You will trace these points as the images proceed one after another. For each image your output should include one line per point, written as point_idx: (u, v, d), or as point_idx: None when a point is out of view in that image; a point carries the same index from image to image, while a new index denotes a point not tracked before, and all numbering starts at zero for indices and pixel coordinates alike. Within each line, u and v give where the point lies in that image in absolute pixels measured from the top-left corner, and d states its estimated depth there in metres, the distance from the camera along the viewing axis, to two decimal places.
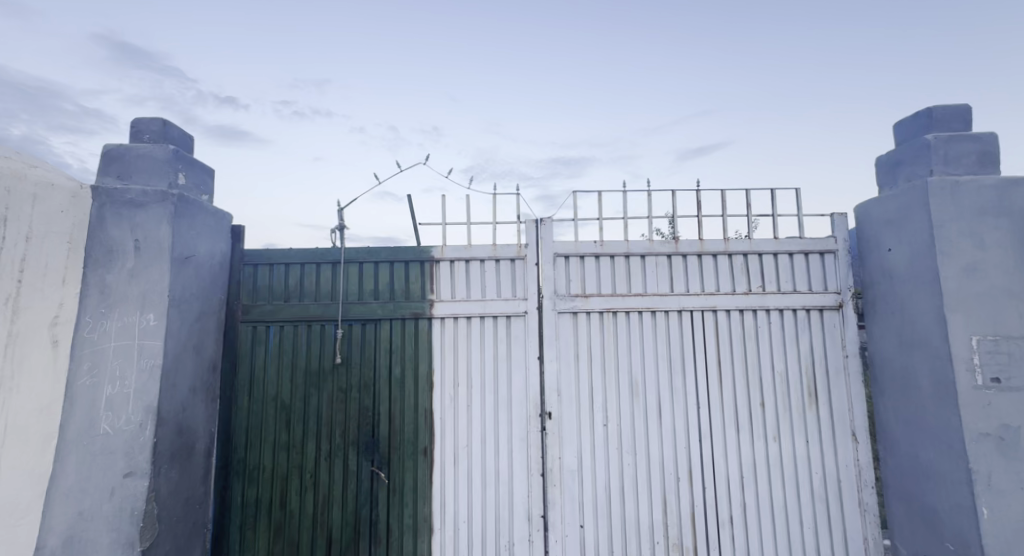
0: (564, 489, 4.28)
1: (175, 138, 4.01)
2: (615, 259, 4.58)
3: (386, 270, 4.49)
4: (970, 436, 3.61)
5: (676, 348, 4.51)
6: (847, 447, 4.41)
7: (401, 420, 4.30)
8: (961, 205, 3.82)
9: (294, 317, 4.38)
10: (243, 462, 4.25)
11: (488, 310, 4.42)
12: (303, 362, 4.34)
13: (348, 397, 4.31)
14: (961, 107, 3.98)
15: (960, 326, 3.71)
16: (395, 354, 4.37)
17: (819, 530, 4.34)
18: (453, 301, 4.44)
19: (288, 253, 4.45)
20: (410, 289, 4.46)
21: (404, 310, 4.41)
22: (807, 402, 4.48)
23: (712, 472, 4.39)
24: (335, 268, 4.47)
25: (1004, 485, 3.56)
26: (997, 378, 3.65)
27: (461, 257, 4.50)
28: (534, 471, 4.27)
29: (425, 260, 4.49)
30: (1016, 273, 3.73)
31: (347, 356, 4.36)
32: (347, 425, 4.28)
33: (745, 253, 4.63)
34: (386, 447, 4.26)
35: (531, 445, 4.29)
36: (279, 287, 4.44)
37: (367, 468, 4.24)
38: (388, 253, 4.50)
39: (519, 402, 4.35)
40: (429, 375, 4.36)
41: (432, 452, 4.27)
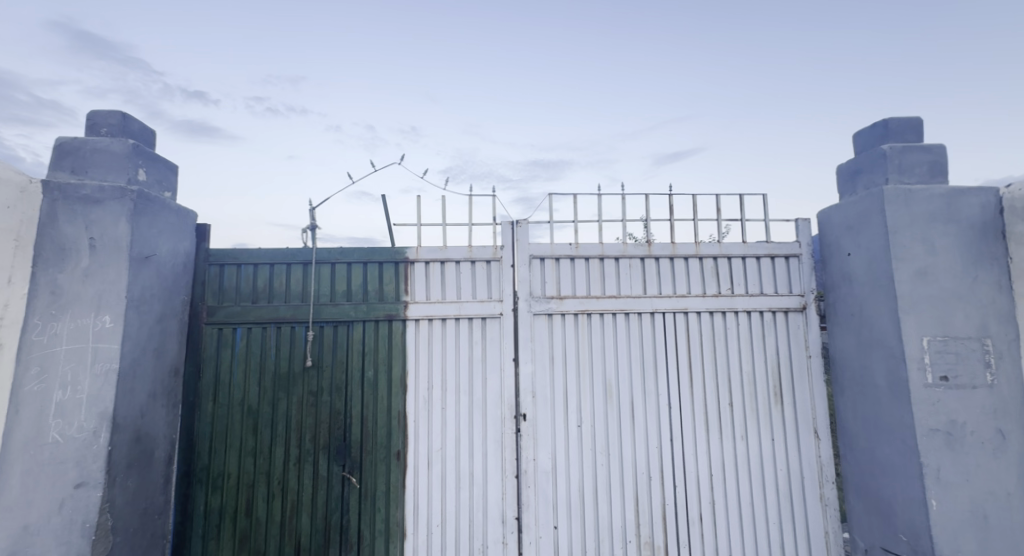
0: (539, 491, 4.32)
1: (135, 132, 3.91)
2: (589, 261, 4.65)
3: (359, 271, 4.46)
4: (921, 432, 3.79)
5: (648, 350, 4.60)
6: (810, 444, 4.59)
7: (373, 423, 4.27)
8: (914, 212, 4.01)
9: (263, 318, 4.31)
10: (206, 469, 4.15)
11: (463, 312, 4.43)
12: (272, 365, 4.28)
13: (319, 400, 4.26)
14: (914, 120, 4.18)
15: (913, 327, 3.89)
16: (368, 356, 4.34)
17: (784, 526, 4.49)
18: (427, 302, 4.44)
19: (258, 253, 4.38)
20: (384, 290, 4.44)
21: (377, 312, 4.39)
22: (773, 401, 4.63)
23: (684, 471, 4.49)
24: (307, 268, 4.42)
25: (952, 478, 3.75)
26: (946, 376, 3.84)
27: (436, 258, 4.50)
28: (509, 473, 4.30)
29: (400, 261, 4.47)
30: (964, 276, 3.93)
31: (318, 359, 4.31)
32: (318, 429, 4.23)
33: (716, 257, 4.76)
34: (358, 451, 4.23)
35: (505, 447, 4.32)
36: (247, 288, 4.36)
37: (338, 473, 4.20)
38: (362, 254, 4.47)
39: (494, 404, 4.38)
40: (403, 378, 4.34)
41: (405, 456, 4.25)
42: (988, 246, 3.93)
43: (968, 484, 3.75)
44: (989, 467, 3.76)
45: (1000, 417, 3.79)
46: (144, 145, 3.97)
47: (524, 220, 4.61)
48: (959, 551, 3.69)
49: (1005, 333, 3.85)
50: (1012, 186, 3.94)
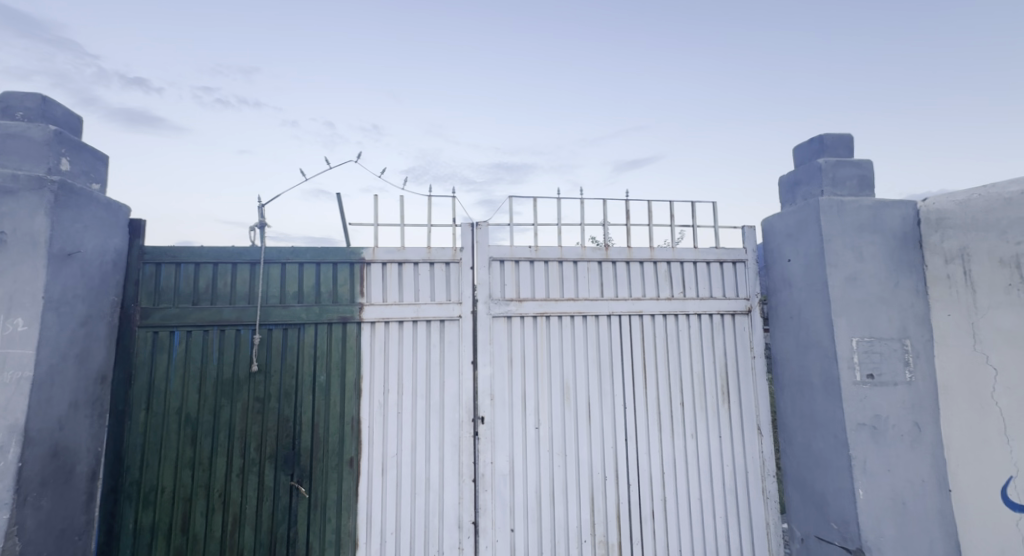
0: (496, 493, 4.41)
1: (56, 117, 3.76)
2: (548, 264, 4.78)
3: (312, 272, 4.43)
4: (850, 426, 4.10)
5: (604, 352, 4.77)
6: (753, 440, 4.88)
7: (325, 428, 4.26)
8: (845, 222, 4.33)
9: (206, 320, 4.22)
10: (136, 483, 4.02)
11: (420, 314, 4.48)
12: (214, 370, 4.20)
13: (266, 407, 4.22)
14: (846, 136, 4.53)
15: (843, 329, 4.20)
16: (320, 359, 4.33)
17: (728, 519, 4.75)
18: (383, 305, 4.46)
19: (201, 252, 4.28)
20: (338, 291, 4.43)
21: (330, 315, 4.37)
22: (721, 399, 4.89)
23: (637, 470, 4.68)
24: (255, 268, 4.36)
25: (877, 469, 4.07)
26: (872, 374, 4.16)
27: (393, 259, 4.52)
28: (466, 477, 4.37)
29: (356, 261, 4.47)
30: (888, 281, 4.27)
31: (265, 364, 4.27)
32: (265, 437, 4.19)
33: (669, 261, 4.99)
34: (308, 459, 4.20)
35: (462, 450, 4.40)
36: (188, 288, 4.25)
37: (285, 482, 4.16)
38: (316, 254, 4.44)
39: (452, 407, 4.44)
40: (358, 382, 4.35)
41: (358, 463, 4.26)
42: (907, 255, 4.30)
43: (890, 474, 4.07)
44: (908, 458, 4.09)
45: (917, 411, 4.13)
46: (68, 132, 3.83)
47: (483, 222, 4.69)
48: (882, 536, 4.00)
49: (922, 334, 4.21)
50: (928, 200, 4.30)
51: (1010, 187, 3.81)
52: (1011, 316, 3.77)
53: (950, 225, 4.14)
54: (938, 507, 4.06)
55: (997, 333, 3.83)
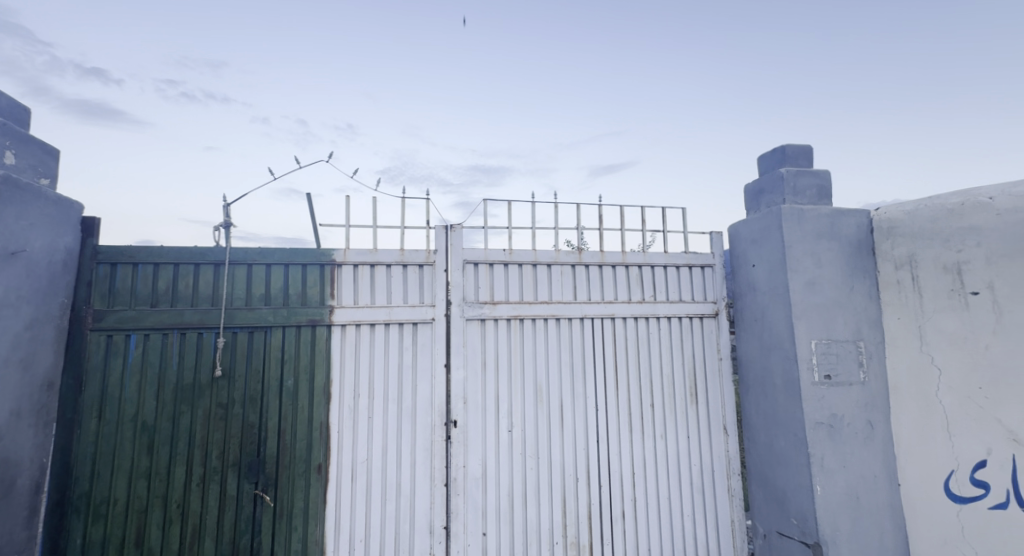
0: (468, 497, 4.45)
1: (2, 108, 3.63)
2: (522, 267, 4.86)
3: (280, 274, 4.39)
4: (808, 424, 4.28)
5: (577, 355, 4.87)
6: (720, 440, 5.05)
7: (292, 435, 4.23)
8: (805, 229, 4.52)
9: (165, 323, 4.13)
10: (86, 496, 3.91)
11: (392, 317, 4.49)
12: (174, 375, 4.12)
13: (229, 413, 4.17)
14: (807, 147, 4.74)
15: (803, 332, 4.39)
16: (288, 363, 4.30)
17: (696, 517, 4.91)
18: (354, 307, 4.45)
19: (161, 252, 4.18)
20: (307, 294, 4.40)
21: (299, 317, 4.35)
22: (689, 401, 5.05)
23: (608, 472, 4.79)
24: (219, 269, 4.28)
25: (833, 465, 4.26)
26: (829, 374, 4.35)
27: (365, 261, 4.51)
28: (438, 481, 4.40)
29: (326, 263, 4.45)
30: (844, 286, 4.47)
31: (229, 369, 4.21)
32: (228, 445, 4.14)
33: (640, 265, 5.13)
34: (273, 467, 4.17)
35: (435, 455, 4.43)
36: (145, 289, 4.15)
37: (249, 491, 4.13)
38: (285, 255, 4.40)
39: (424, 411, 4.47)
40: (327, 386, 4.33)
41: (327, 469, 4.24)
42: (861, 261, 4.52)
43: (845, 471, 4.27)
44: (862, 455, 4.29)
45: (870, 410, 4.34)
46: (15, 123, 3.70)
47: (457, 224, 4.73)
48: (837, 530, 4.19)
49: (875, 336, 4.42)
50: (881, 209, 4.52)
51: (954, 199, 4.07)
52: (953, 319, 4.02)
53: (900, 233, 4.37)
54: (889, 501, 4.28)
55: (941, 335, 4.08)
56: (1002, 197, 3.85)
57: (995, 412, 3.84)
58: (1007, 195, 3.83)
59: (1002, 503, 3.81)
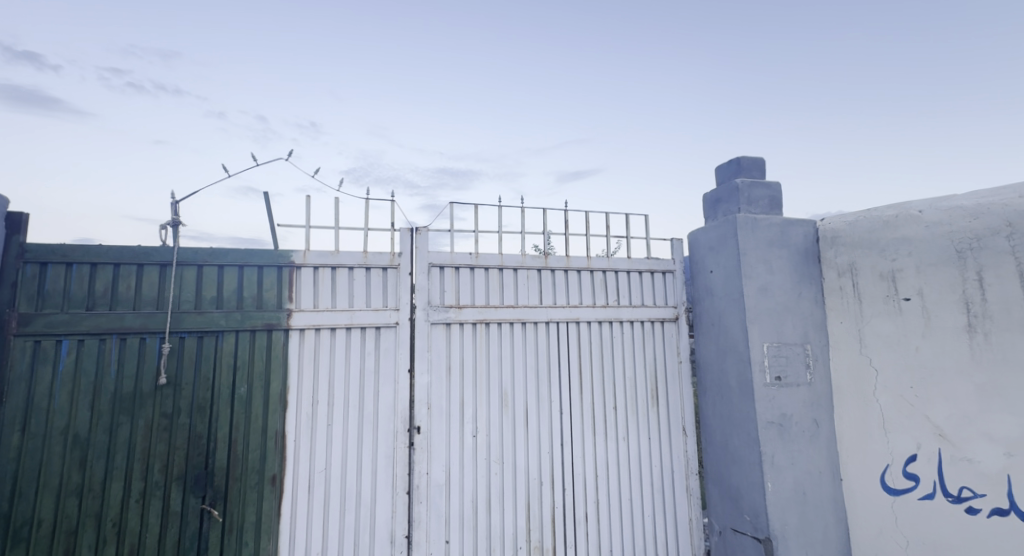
0: (430, 504, 4.46)
1: None
2: (488, 271, 4.92)
3: (233, 276, 4.24)
4: (760, 424, 4.46)
5: (542, 358, 4.97)
6: (678, 440, 5.24)
7: (245, 444, 4.11)
8: (758, 237, 4.73)
9: (102, 328, 3.87)
10: (6, 518, 3.62)
11: (355, 321, 4.45)
12: (112, 384, 3.88)
13: (174, 424, 3.98)
14: (759, 160, 4.98)
15: (755, 336, 4.57)
16: (241, 370, 4.16)
17: (655, 517, 5.07)
18: (314, 311, 4.38)
19: (99, 251, 3.91)
20: (263, 297, 4.29)
21: (254, 321, 4.22)
22: (650, 403, 5.22)
23: (571, 476, 4.90)
24: (165, 271, 4.07)
25: (783, 463, 4.45)
26: (779, 376, 4.55)
27: (325, 263, 4.45)
28: (400, 489, 4.40)
29: (285, 265, 4.35)
30: (793, 292, 4.70)
31: (175, 376, 4.01)
32: (172, 457, 3.96)
33: (604, 270, 5.27)
34: (221, 481, 4.04)
35: (397, 462, 4.42)
36: (80, 291, 3.88)
37: (195, 506, 3.98)
38: (238, 256, 4.23)
39: (386, 417, 4.45)
40: (283, 393, 4.24)
41: (281, 480, 4.17)
42: (808, 269, 4.77)
43: (794, 468, 4.47)
44: (808, 452, 4.52)
45: (816, 410, 4.58)
46: None
47: (423, 228, 4.75)
48: (786, 525, 4.38)
49: (820, 339, 4.68)
50: (825, 220, 4.81)
51: (889, 212, 4.37)
52: (888, 323, 4.31)
53: (842, 242, 4.65)
54: (832, 495, 4.52)
55: (878, 338, 4.37)
56: (930, 211, 4.15)
57: (924, 409, 4.11)
58: (935, 209, 4.14)
59: (929, 494, 4.07)
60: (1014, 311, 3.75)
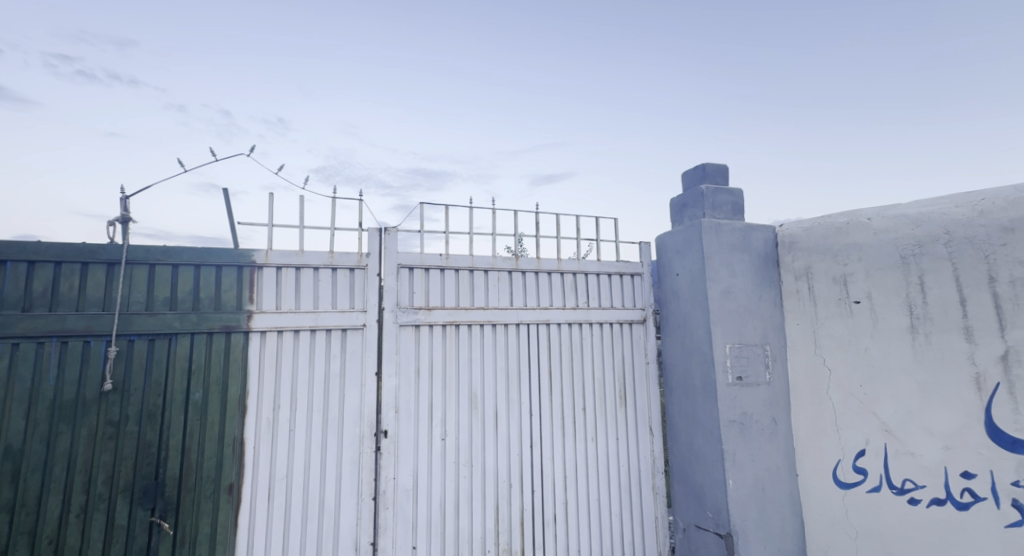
0: (397, 510, 4.44)
1: None
2: (459, 272, 4.94)
3: (188, 276, 4.10)
4: (723, 422, 4.58)
5: (513, 361, 5.02)
6: (645, 440, 5.37)
7: (198, 453, 4.00)
8: (722, 241, 4.86)
9: (40, 331, 3.70)
10: None
11: (320, 323, 4.37)
12: (51, 391, 3.71)
13: (120, 433, 3.84)
14: (723, 166, 5.15)
15: (719, 336, 4.69)
16: (196, 375, 4.04)
17: (622, 517, 5.18)
18: (276, 313, 4.29)
19: (38, 249, 3.73)
20: (221, 298, 4.17)
21: (211, 323, 4.11)
22: (619, 403, 5.33)
23: (540, 477, 4.95)
24: (113, 270, 3.92)
25: (743, 460, 4.59)
26: (741, 376, 4.69)
27: (289, 264, 4.37)
28: (365, 495, 4.36)
29: (245, 265, 4.25)
30: (754, 294, 4.86)
31: (123, 382, 3.87)
32: (118, 468, 3.81)
33: (575, 272, 5.36)
34: (173, 491, 3.92)
35: (363, 468, 4.38)
36: (17, 291, 3.69)
37: (144, 518, 3.85)
38: (194, 256, 4.11)
39: (353, 422, 4.41)
40: (241, 399, 4.14)
41: (238, 489, 4.07)
42: (768, 272, 4.94)
43: (753, 466, 4.61)
44: (766, 449, 4.68)
45: (774, 408, 4.75)
46: None
47: (391, 228, 4.74)
48: (746, 520, 4.52)
49: (779, 340, 4.86)
50: (784, 226, 5.00)
51: (842, 219, 4.59)
52: (840, 325, 4.52)
53: (799, 247, 4.85)
54: (788, 490, 4.70)
55: (831, 339, 4.57)
56: (878, 218, 4.37)
57: (873, 407, 4.33)
58: (882, 216, 4.35)
59: (876, 487, 4.28)
60: (951, 313, 3.98)
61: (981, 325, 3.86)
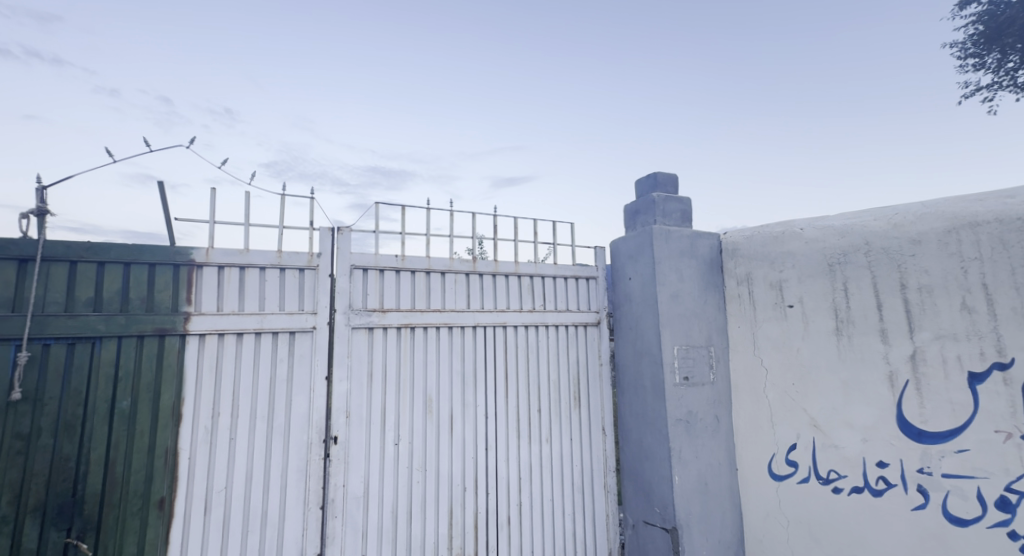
0: (346, 519, 4.41)
1: None
2: (415, 274, 4.96)
3: (116, 274, 3.88)
4: (670, 420, 4.78)
5: (468, 363, 5.08)
6: (598, 439, 5.55)
7: (125, 465, 3.80)
8: (671, 247, 5.08)
9: None
10: None
11: (265, 325, 4.29)
12: None
13: (32, 447, 3.57)
14: (674, 176, 5.40)
15: (667, 339, 4.90)
16: (124, 383, 3.84)
17: (575, 516, 5.32)
18: (216, 315, 4.15)
19: None
20: (155, 299, 3.99)
21: (142, 326, 3.91)
22: (573, 404, 5.48)
23: (494, 480, 5.03)
24: (26, 267, 3.66)
25: (688, 457, 4.81)
26: (687, 376, 4.91)
27: (232, 263, 4.23)
28: (313, 505, 4.31)
29: (181, 264, 4.07)
30: (700, 298, 5.11)
31: (38, 390, 3.62)
32: (28, 485, 3.54)
33: (532, 275, 5.47)
34: (92, 510, 3.69)
35: (310, 475, 4.33)
36: None
37: (58, 539, 3.60)
38: (122, 253, 3.89)
39: (300, 429, 4.35)
40: (175, 407, 3.98)
41: (170, 504, 3.91)
42: (713, 277, 5.21)
43: (698, 462, 4.84)
44: (710, 446, 4.92)
45: (717, 406, 5.00)
46: None
47: (344, 228, 4.70)
48: (691, 514, 4.74)
49: (722, 342, 5.12)
50: (728, 234, 5.28)
51: (778, 228, 4.91)
52: (776, 327, 4.82)
53: (741, 254, 5.13)
54: (728, 483, 4.96)
55: (769, 341, 4.87)
56: (809, 228, 4.70)
57: (803, 403, 4.64)
58: (813, 227, 4.68)
59: (805, 478, 4.59)
60: (870, 316, 4.32)
61: (895, 327, 4.20)
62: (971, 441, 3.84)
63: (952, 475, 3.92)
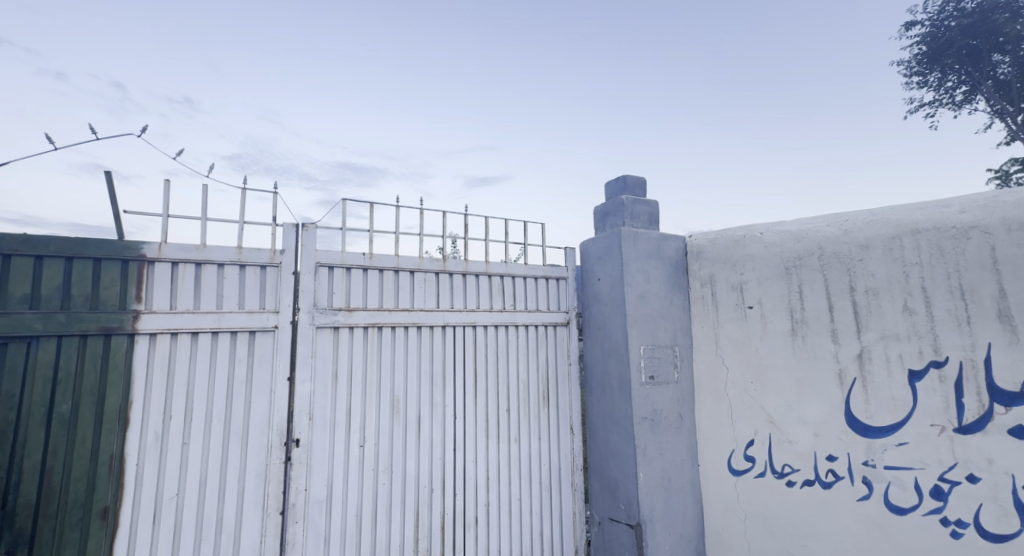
0: (308, 524, 4.37)
1: None
2: (383, 273, 4.94)
3: (56, 270, 3.73)
4: (635, 418, 4.89)
5: (437, 363, 5.09)
6: (565, 439, 5.64)
7: (64, 472, 3.68)
8: (637, 249, 5.19)
9: None
10: None
11: (222, 325, 4.20)
12: None
13: None
14: (642, 179, 5.53)
15: (633, 339, 5.01)
16: (64, 386, 3.72)
17: (542, 516, 5.40)
18: (169, 314, 4.05)
19: None
20: (100, 297, 3.87)
21: (84, 325, 3.79)
22: (542, 404, 5.56)
23: (461, 480, 5.05)
24: None
25: (653, 454, 4.93)
26: (652, 375, 5.03)
27: (187, 259, 4.14)
28: (272, 511, 4.26)
29: (129, 261, 3.96)
30: (666, 299, 5.24)
31: None
32: None
33: (502, 274, 5.52)
34: (27, 522, 3.56)
35: (270, 480, 4.28)
36: None
37: None
38: (63, 247, 3.75)
39: (259, 431, 4.29)
40: (121, 410, 3.87)
41: (114, 513, 3.80)
42: (679, 279, 5.36)
43: (661, 459, 4.97)
44: (674, 443, 5.06)
45: (680, 404, 5.15)
46: None
47: (310, 225, 4.65)
48: (654, 510, 4.86)
49: (686, 341, 5.27)
50: (693, 237, 5.43)
51: (740, 232, 5.08)
52: (737, 328, 5.00)
53: (705, 257, 5.29)
54: (690, 479, 5.11)
55: (730, 341, 5.03)
56: (768, 233, 4.88)
57: (760, 401, 4.81)
58: (772, 231, 4.86)
59: (761, 473, 4.77)
60: (823, 317, 4.52)
61: (845, 328, 4.40)
62: (911, 434, 4.07)
63: (894, 467, 4.14)
